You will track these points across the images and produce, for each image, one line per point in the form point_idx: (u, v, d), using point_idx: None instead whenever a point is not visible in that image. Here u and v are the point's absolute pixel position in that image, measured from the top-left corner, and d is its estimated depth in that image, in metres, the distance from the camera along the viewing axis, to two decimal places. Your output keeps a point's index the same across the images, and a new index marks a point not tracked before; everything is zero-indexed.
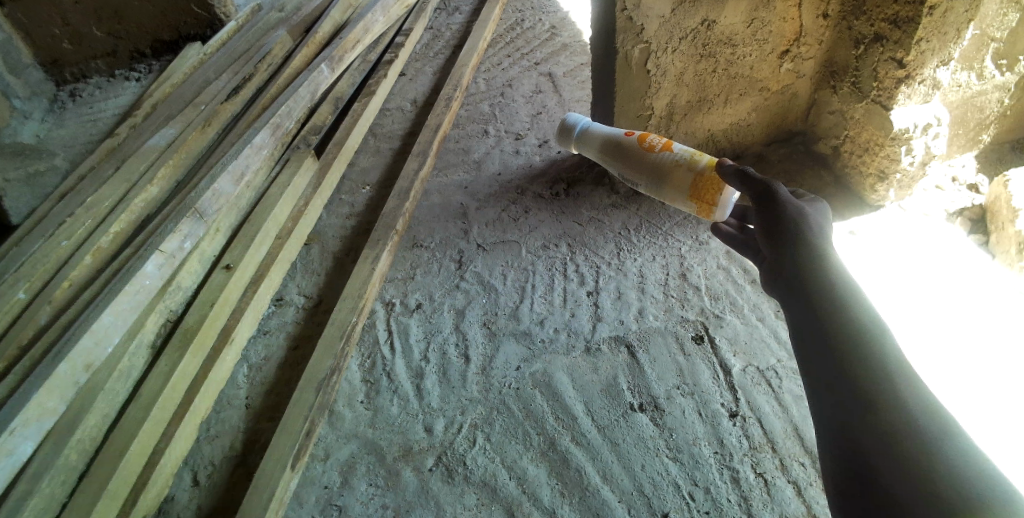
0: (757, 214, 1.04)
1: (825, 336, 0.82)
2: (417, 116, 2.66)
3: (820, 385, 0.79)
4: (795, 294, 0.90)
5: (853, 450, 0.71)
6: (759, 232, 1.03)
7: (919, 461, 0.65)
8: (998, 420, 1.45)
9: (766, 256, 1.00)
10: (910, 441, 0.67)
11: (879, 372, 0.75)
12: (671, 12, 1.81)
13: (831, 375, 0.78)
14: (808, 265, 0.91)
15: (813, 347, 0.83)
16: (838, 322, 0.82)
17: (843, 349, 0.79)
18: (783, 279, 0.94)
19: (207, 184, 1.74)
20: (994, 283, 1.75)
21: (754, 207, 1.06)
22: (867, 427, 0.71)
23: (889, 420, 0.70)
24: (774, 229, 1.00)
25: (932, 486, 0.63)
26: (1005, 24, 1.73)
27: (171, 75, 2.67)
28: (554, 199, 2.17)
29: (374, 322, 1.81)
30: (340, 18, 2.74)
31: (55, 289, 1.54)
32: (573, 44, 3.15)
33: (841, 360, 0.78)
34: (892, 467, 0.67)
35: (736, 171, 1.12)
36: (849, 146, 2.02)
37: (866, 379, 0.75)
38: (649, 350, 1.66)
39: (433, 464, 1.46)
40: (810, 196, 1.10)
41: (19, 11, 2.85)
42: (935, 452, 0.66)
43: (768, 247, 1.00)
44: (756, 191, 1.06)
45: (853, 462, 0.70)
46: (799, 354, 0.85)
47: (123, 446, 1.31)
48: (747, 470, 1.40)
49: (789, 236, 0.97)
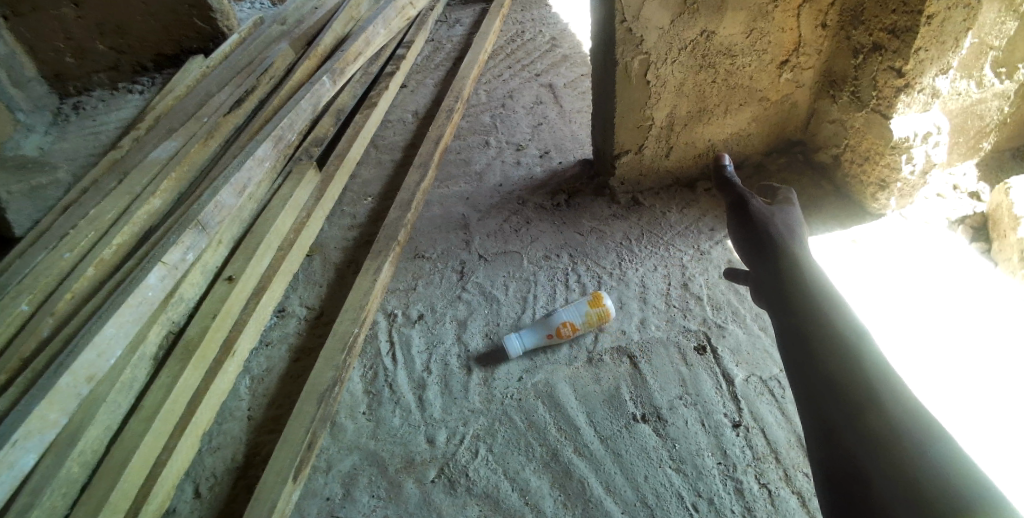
0: (749, 236, 1.13)
1: (810, 350, 0.86)
2: (418, 128, 2.67)
3: (805, 392, 0.82)
4: (776, 304, 0.98)
5: (838, 452, 0.73)
6: (749, 251, 1.11)
7: (901, 462, 0.67)
8: (998, 426, 1.43)
9: (755, 271, 1.07)
10: (895, 445, 0.69)
11: (865, 383, 0.78)
12: (670, 23, 1.83)
13: (815, 384, 0.81)
14: (787, 277, 1.00)
15: (800, 354, 0.87)
16: (823, 335, 0.87)
17: (832, 360, 0.83)
18: (763, 291, 1.03)
19: (209, 197, 1.75)
20: (996, 291, 1.75)
21: (735, 228, 1.17)
22: (852, 431, 0.73)
23: (871, 424, 0.73)
24: (765, 251, 1.08)
25: (914, 484, 0.65)
26: (1003, 32, 1.75)
27: (174, 88, 2.69)
28: (555, 210, 2.19)
29: (376, 333, 1.81)
30: (341, 31, 2.77)
31: (57, 301, 1.54)
32: (573, 55, 3.17)
33: (826, 370, 0.82)
34: (877, 468, 0.68)
35: (739, 201, 1.21)
36: (849, 155, 2.03)
37: (852, 388, 0.78)
38: (651, 360, 1.65)
39: (435, 476, 1.45)
40: (796, 211, 1.19)
41: (23, 26, 2.90)
42: (919, 454, 0.67)
43: (756, 265, 1.08)
44: (740, 213, 1.17)
45: (837, 462, 0.72)
46: (786, 362, 0.89)
47: (124, 459, 1.30)
48: (751, 481, 1.39)
49: (775, 255, 1.06)
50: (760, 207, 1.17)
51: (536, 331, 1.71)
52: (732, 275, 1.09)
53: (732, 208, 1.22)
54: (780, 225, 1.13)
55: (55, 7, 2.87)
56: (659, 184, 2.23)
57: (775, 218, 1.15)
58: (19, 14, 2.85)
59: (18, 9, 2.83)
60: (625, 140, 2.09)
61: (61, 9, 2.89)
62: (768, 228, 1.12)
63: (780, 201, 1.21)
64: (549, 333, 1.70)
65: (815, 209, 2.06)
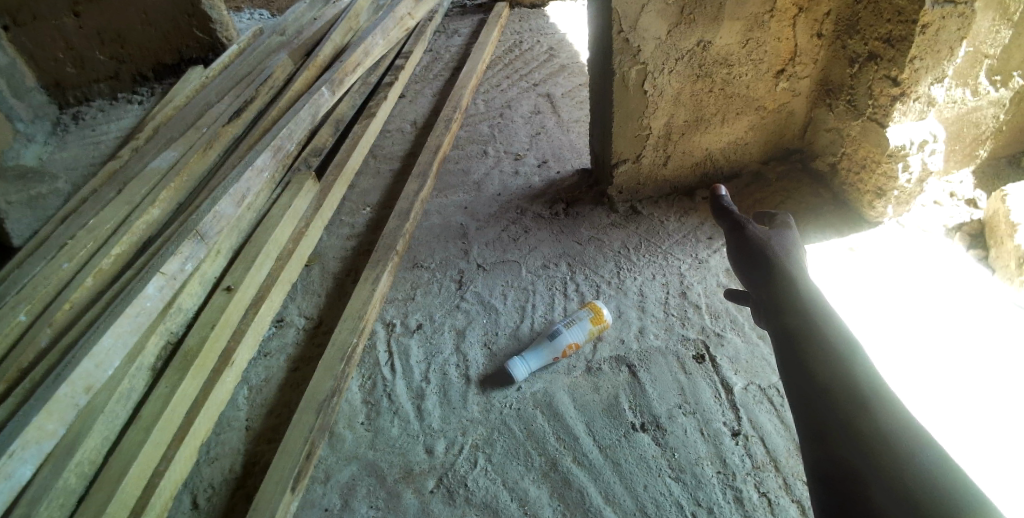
0: (746, 261, 1.13)
1: (803, 360, 0.87)
2: (417, 138, 2.68)
3: (799, 399, 0.83)
4: (774, 324, 0.98)
5: (832, 455, 0.74)
6: (749, 276, 1.11)
7: (892, 468, 0.69)
8: (997, 433, 1.43)
9: (756, 295, 1.07)
10: (885, 452, 0.71)
11: (854, 395, 0.79)
12: (666, 33, 1.85)
13: (808, 391, 0.83)
14: (786, 299, 1.00)
15: (794, 367, 0.88)
16: (816, 348, 0.88)
17: (824, 371, 0.84)
18: (765, 313, 1.03)
19: (208, 207, 1.76)
20: (993, 298, 1.75)
21: (733, 249, 1.17)
22: (845, 437, 0.74)
23: (863, 432, 0.74)
24: (765, 275, 1.08)
25: (905, 490, 0.66)
26: (998, 41, 1.76)
27: (173, 98, 2.70)
28: (553, 219, 2.19)
29: (375, 343, 1.81)
30: (340, 41, 2.78)
31: (55, 311, 1.54)
32: (571, 65, 3.19)
33: (819, 379, 0.83)
34: (871, 471, 0.69)
35: (738, 223, 1.21)
36: (846, 163, 2.03)
37: (843, 399, 0.79)
38: (650, 369, 1.65)
39: (434, 486, 1.45)
40: (793, 235, 1.18)
41: (23, 36, 2.90)
42: (907, 460, 0.69)
43: (755, 290, 1.08)
44: (738, 235, 1.17)
45: (832, 464, 0.73)
46: (782, 368, 0.90)
47: (122, 469, 1.29)
48: (751, 490, 1.39)
49: (772, 278, 1.06)
50: (757, 230, 1.17)
51: (540, 352, 1.67)
52: (733, 297, 1.09)
53: (729, 230, 1.22)
54: (778, 247, 1.13)
55: (55, 16, 2.89)
56: (658, 193, 2.24)
57: (773, 240, 1.15)
58: (18, 23, 2.86)
59: (18, 19, 2.84)
60: (623, 148, 2.09)
61: (60, 19, 2.90)
62: (766, 249, 1.12)
63: (778, 224, 1.21)
64: (554, 354, 1.68)
65: (813, 217, 2.07)
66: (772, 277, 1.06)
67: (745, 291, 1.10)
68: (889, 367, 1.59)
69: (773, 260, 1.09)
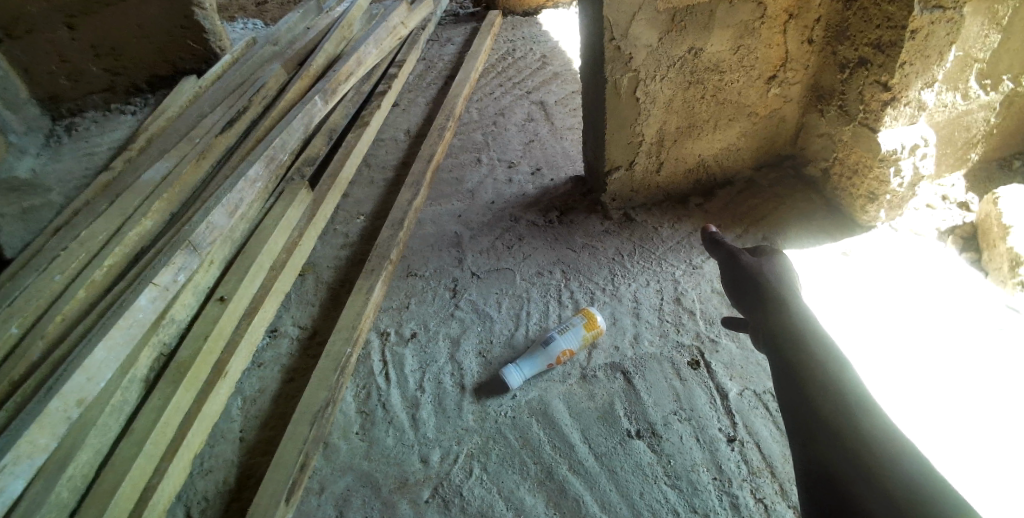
0: (741, 293, 1.16)
1: (793, 372, 0.91)
2: (410, 147, 2.68)
3: (790, 411, 0.86)
4: (766, 344, 1.01)
5: (820, 461, 0.77)
6: (744, 307, 1.14)
7: (878, 472, 0.71)
8: (991, 431, 1.44)
9: (752, 322, 1.10)
10: (869, 457, 0.73)
11: (840, 405, 0.82)
12: (658, 41, 1.86)
13: (798, 404, 0.86)
14: (776, 320, 1.03)
15: (786, 380, 0.91)
16: (805, 361, 0.91)
17: (813, 381, 0.87)
18: (759, 335, 1.06)
19: (201, 217, 1.77)
20: (987, 299, 1.76)
21: (726, 279, 1.22)
22: (832, 444, 0.77)
23: (848, 438, 0.77)
24: (757, 302, 1.11)
25: (889, 492, 0.69)
26: (987, 45, 1.77)
27: (167, 109, 2.70)
28: (547, 226, 2.19)
29: (369, 353, 1.80)
30: (333, 51, 2.79)
31: (48, 324, 1.53)
32: (564, 72, 3.21)
33: (809, 391, 0.86)
34: (856, 476, 0.72)
35: (731, 256, 1.25)
36: (838, 168, 2.04)
37: (830, 409, 0.82)
38: (646, 376, 1.65)
39: (429, 495, 1.44)
40: (785, 258, 1.21)
41: (18, 49, 2.91)
42: (890, 463, 0.72)
43: (750, 317, 1.11)
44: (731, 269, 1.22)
45: (821, 470, 0.76)
46: (776, 381, 0.93)
47: (114, 483, 1.28)
48: (747, 496, 1.38)
49: (763, 303, 1.09)
50: (748, 258, 1.21)
51: (535, 360, 1.67)
52: (732, 326, 1.11)
53: (723, 262, 1.27)
54: (769, 273, 1.16)
55: (50, 29, 2.89)
56: (651, 199, 2.24)
57: (764, 267, 1.18)
58: (13, 37, 2.86)
59: (13, 32, 2.85)
60: (616, 156, 2.10)
61: (55, 32, 2.90)
62: (756, 275, 1.16)
63: (766, 249, 1.23)
64: (548, 362, 1.67)
65: (806, 223, 2.07)
66: (763, 302, 1.09)
67: (744, 319, 1.13)
68: (883, 371, 1.60)
69: (763, 287, 1.12)
